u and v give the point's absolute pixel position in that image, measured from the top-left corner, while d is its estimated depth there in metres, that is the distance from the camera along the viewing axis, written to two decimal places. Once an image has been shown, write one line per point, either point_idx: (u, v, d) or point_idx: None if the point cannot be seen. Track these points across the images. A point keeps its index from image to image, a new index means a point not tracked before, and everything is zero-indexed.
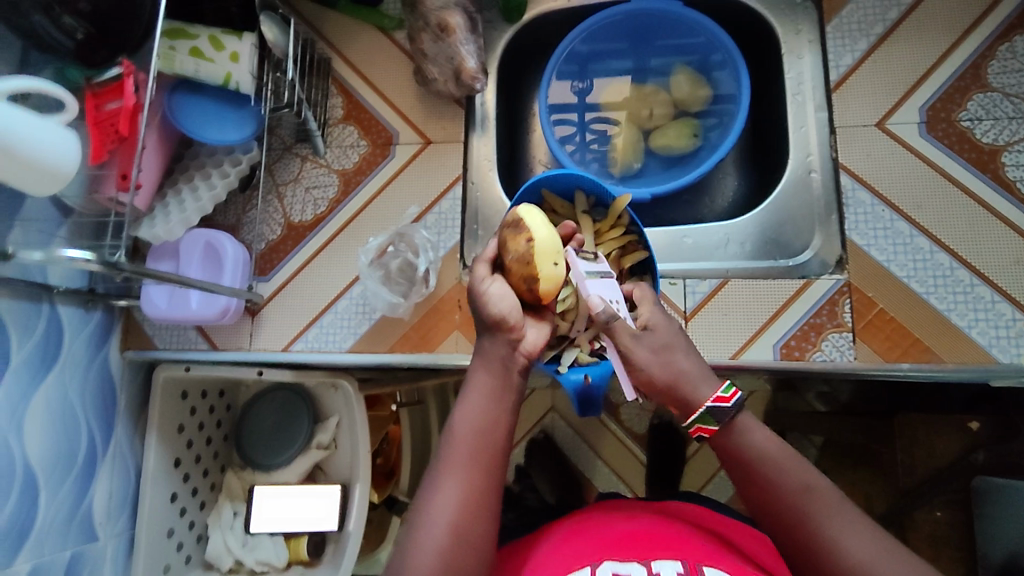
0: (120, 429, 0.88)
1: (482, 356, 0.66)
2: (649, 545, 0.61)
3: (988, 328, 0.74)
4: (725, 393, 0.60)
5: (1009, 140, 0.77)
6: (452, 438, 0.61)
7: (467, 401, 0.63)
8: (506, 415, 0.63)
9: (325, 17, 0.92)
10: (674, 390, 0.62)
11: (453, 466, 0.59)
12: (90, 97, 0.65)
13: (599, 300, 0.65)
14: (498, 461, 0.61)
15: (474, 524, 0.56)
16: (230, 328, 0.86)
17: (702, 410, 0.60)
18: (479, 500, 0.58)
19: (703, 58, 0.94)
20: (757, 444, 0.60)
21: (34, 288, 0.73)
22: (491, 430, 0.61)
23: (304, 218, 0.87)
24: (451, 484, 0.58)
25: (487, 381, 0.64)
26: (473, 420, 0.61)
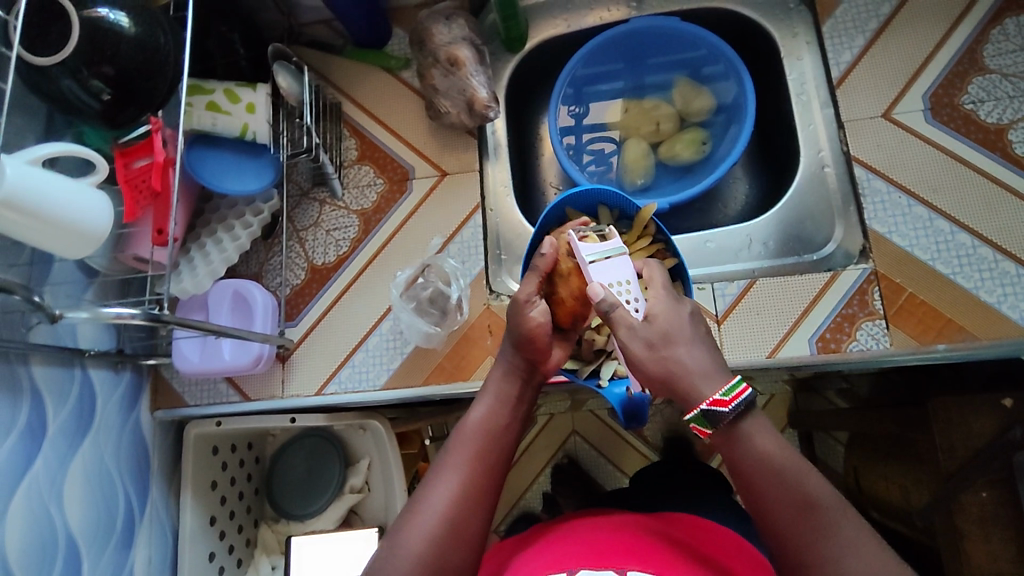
0: (154, 490, 0.86)
1: (503, 365, 0.70)
2: (630, 554, 0.60)
3: (1018, 303, 0.74)
4: (724, 396, 0.56)
5: (1013, 118, 0.80)
6: (460, 436, 0.65)
7: (478, 405, 0.67)
8: (513, 423, 0.67)
9: (332, 62, 0.94)
10: (675, 387, 0.58)
11: (456, 459, 0.63)
12: (118, 156, 0.65)
13: (600, 289, 0.64)
14: (501, 463, 0.64)
15: (468, 517, 0.59)
16: (261, 377, 0.85)
17: (696, 411, 0.57)
18: (476, 494, 0.61)
19: (693, 68, 0.96)
20: (761, 451, 0.55)
21: (66, 352, 0.72)
22: (499, 434, 0.65)
23: (327, 260, 0.87)
24: (452, 475, 0.61)
25: (501, 388, 0.68)
26: (482, 422, 0.66)
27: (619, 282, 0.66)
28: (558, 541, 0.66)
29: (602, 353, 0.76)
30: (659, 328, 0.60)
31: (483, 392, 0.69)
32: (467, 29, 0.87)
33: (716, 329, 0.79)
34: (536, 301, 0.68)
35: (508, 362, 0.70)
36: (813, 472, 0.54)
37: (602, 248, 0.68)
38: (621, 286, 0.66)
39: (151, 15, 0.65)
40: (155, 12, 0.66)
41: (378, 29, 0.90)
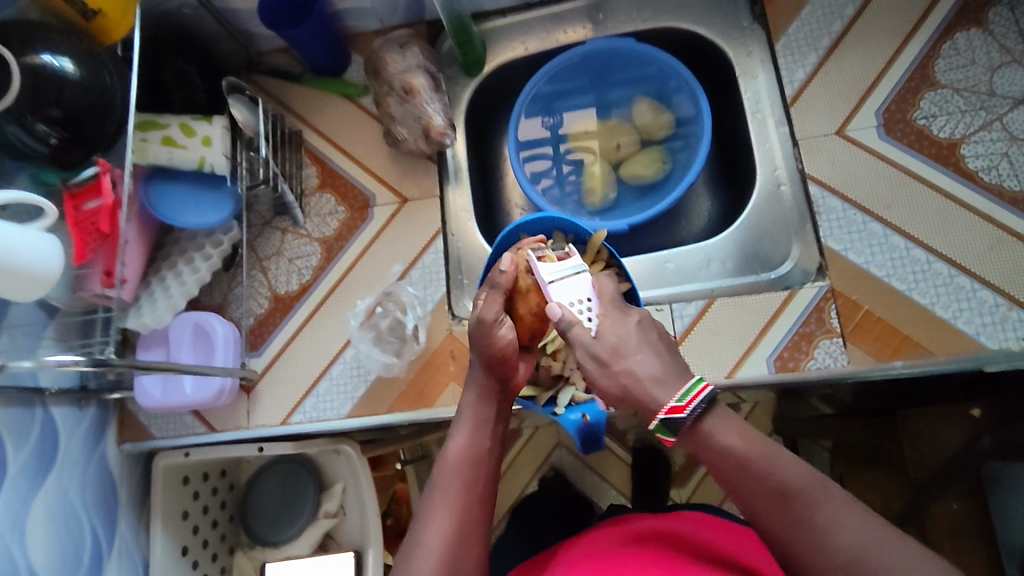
0: (123, 523, 0.86)
1: (473, 387, 0.70)
2: (635, 568, 0.61)
3: (973, 317, 0.75)
4: (680, 401, 0.57)
5: (965, 133, 0.80)
6: (443, 469, 0.65)
7: (459, 433, 0.67)
8: (494, 446, 0.68)
9: (291, 90, 0.94)
10: (632, 399, 0.61)
11: (444, 496, 0.63)
12: (68, 198, 0.66)
13: (558, 308, 0.67)
14: (487, 490, 0.65)
15: (464, 554, 0.60)
16: (226, 409, 0.85)
17: (656, 421, 0.58)
18: (469, 530, 0.62)
19: (660, 84, 0.96)
20: (727, 447, 0.56)
21: (26, 393, 0.72)
22: (481, 462, 0.66)
23: (290, 289, 0.88)
24: (441, 514, 0.62)
25: (480, 412, 0.69)
26: (463, 452, 0.66)
27: (578, 299, 0.68)
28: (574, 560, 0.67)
29: (560, 379, 0.77)
30: (609, 342, 0.63)
31: (459, 418, 0.69)
32: (422, 56, 0.88)
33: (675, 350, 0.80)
34: (504, 319, 0.70)
35: (481, 390, 0.70)
36: (781, 456, 0.54)
37: (562, 266, 0.71)
38: (581, 303, 0.68)
39: (95, 57, 0.66)
40: (100, 53, 0.67)
41: (336, 58, 0.91)
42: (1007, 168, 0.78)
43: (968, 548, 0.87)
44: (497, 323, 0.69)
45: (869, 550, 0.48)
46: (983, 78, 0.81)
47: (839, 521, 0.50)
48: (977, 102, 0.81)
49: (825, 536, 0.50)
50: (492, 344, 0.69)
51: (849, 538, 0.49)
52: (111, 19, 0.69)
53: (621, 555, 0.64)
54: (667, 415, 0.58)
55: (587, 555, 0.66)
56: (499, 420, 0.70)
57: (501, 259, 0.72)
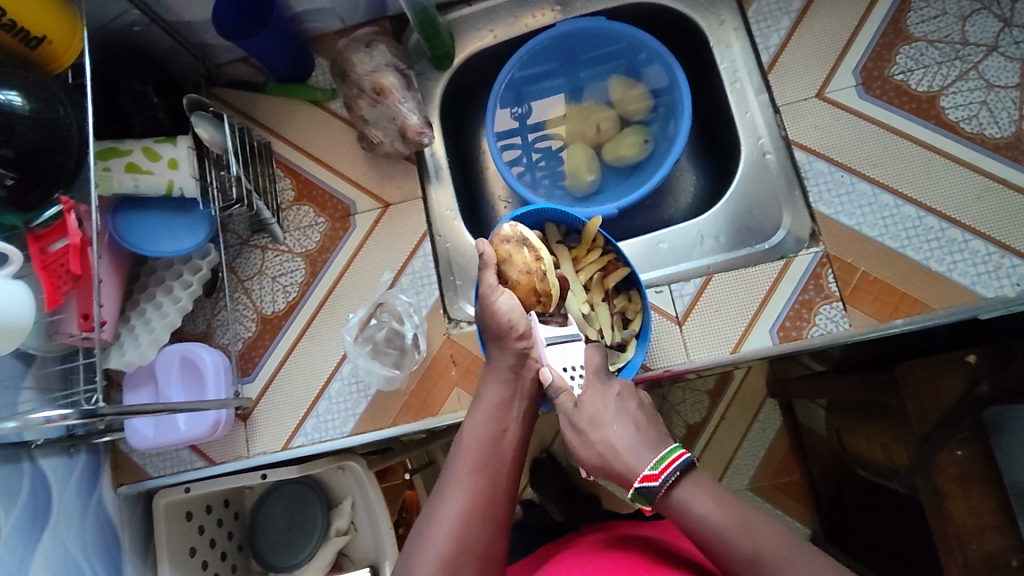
0: (129, 568, 0.82)
1: (489, 369, 0.71)
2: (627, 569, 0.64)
3: (967, 268, 0.75)
4: (654, 470, 0.60)
5: (943, 84, 0.80)
6: (459, 452, 0.67)
7: (474, 416, 0.69)
8: (510, 427, 0.69)
9: (255, 100, 0.90)
10: (611, 469, 0.62)
11: (457, 476, 0.65)
12: (33, 241, 0.62)
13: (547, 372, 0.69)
14: (503, 470, 0.66)
15: (478, 528, 0.62)
16: (224, 440, 0.82)
17: (634, 488, 0.60)
18: (483, 507, 0.63)
19: (630, 61, 0.94)
20: (698, 516, 0.57)
21: (11, 449, 0.68)
22: (496, 443, 0.67)
23: (277, 308, 0.85)
24: (456, 494, 0.63)
25: (494, 394, 0.70)
26: (478, 433, 0.68)
27: (571, 364, 0.69)
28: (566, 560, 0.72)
29: None
30: (589, 413, 0.65)
31: (477, 402, 0.71)
32: (390, 54, 0.85)
33: (679, 331, 0.79)
34: (498, 291, 0.70)
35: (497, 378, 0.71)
36: (755, 524, 0.56)
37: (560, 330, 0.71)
38: (572, 369, 0.69)
39: (45, 88, 0.62)
40: (50, 84, 0.63)
41: (300, 64, 0.87)
42: (987, 116, 0.78)
43: (978, 493, 0.81)
44: (495, 294, 0.70)
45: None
46: (955, 28, 0.81)
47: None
48: (952, 52, 0.81)
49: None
50: (492, 315, 0.70)
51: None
52: (58, 45, 0.65)
53: (615, 555, 0.68)
54: (641, 483, 0.60)
55: (577, 561, 0.69)
56: (529, 398, 0.71)
57: (477, 245, 0.72)
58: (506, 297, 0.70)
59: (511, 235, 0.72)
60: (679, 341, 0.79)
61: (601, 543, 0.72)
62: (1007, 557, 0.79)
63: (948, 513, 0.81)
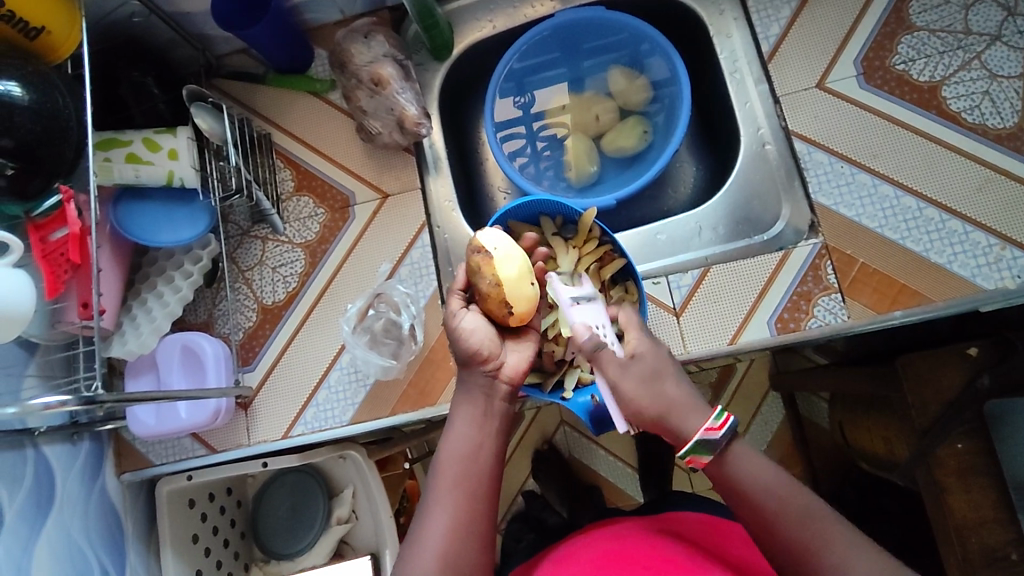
0: (132, 554, 0.83)
1: (462, 386, 0.69)
2: (626, 566, 0.64)
3: (968, 260, 0.74)
4: (715, 422, 0.60)
5: (945, 74, 0.79)
6: (437, 472, 0.65)
7: (452, 432, 0.67)
8: (490, 441, 0.67)
9: (255, 92, 0.90)
10: (668, 422, 0.62)
11: (439, 499, 0.64)
12: (33, 231, 0.63)
13: (582, 328, 0.64)
14: (485, 487, 0.65)
15: (463, 553, 0.61)
16: (225, 428, 0.83)
17: (688, 446, 0.60)
18: (466, 529, 0.62)
19: (631, 51, 0.94)
20: (751, 476, 0.59)
21: (14, 435, 0.69)
22: (475, 461, 0.65)
23: (277, 298, 0.85)
24: (438, 520, 0.62)
25: (471, 409, 0.68)
26: (456, 452, 0.65)
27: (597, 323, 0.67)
28: (566, 560, 0.70)
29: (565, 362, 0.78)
30: (648, 366, 0.63)
31: (452, 417, 0.68)
32: (388, 45, 0.85)
33: (676, 322, 0.79)
34: (458, 313, 0.70)
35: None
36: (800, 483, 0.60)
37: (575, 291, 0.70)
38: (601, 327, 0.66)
39: (44, 78, 0.62)
40: (49, 74, 0.63)
41: (299, 55, 0.88)
42: (989, 107, 0.78)
43: (978, 486, 0.81)
44: (456, 317, 0.70)
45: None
46: (958, 17, 0.80)
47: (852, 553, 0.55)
48: (954, 42, 0.80)
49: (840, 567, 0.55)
50: (459, 340, 0.69)
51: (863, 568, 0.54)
52: (57, 36, 0.66)
53: (613, 549, 0.68)
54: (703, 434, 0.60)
55: (577, 556, 0.69)
56: (504, 413, 0.70)
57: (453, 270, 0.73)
58: (471, 319, 0.69)
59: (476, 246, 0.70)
60: (676, 332, 0.79)
61: (599, 537, 0.72)
62: (1007, 550, 0.78)
63: (948, 506, 0.81)
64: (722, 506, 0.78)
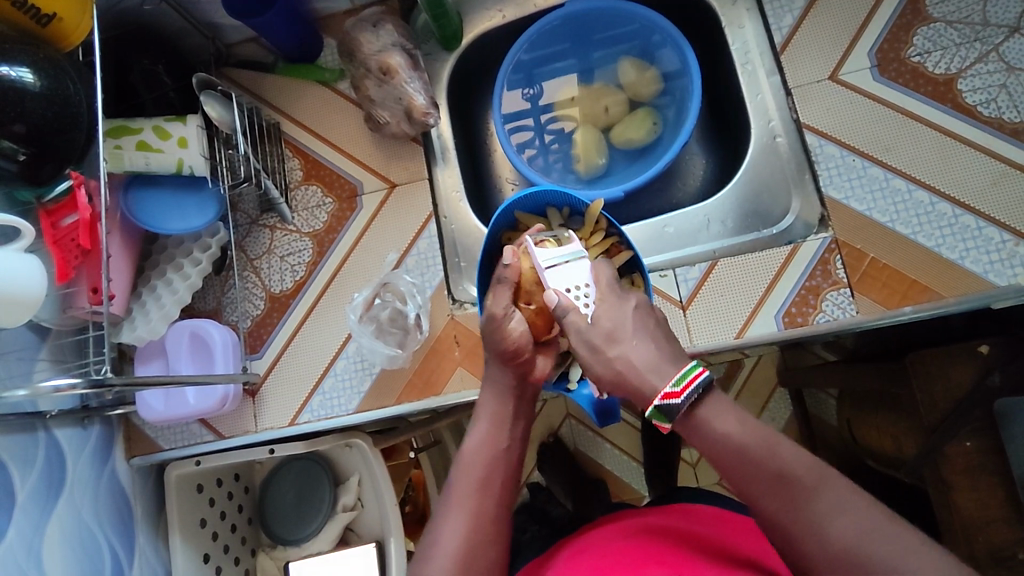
0: (141, 537, 0.85)
1: (490, 382, 0.71)
2: (631, 561, 0.64)
3: (980, 256, 0.73)
4: (675, 387, 0.57)
5: (960, 67, 0.78)
6: (460, 467, 0.67)
7: (478, 430, 0.68)
8: (515, 443, 0.69)
9: (265, 81, 0.91)
10: (628, 386, 0.60)
11: (462, 494, 0.64)
12: (44, 217, 0.63)
13: (554, 293, 0.67)
14: (507, 487, 0.66)
15: (482, 549, 0.62)
16: (232, 415, 0.84)
17: (653, 407, 0.58)
18: (489, 526, 0.63)
19: (643, 42, 0.93)
20: (721, 434, 0.55)
21: (26, 418, 0.70)
22: (499, 459, 0.67)
23: (285, 287, 0.86)
24: (461, 511, 0.63)
25: (497, 410, 0.69)
26: (483, 448, 0.67)
27: (575, 285, 0.68)
28: (576, 556, 0.70)
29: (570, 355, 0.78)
30: (604, 328, 0.63)
31: (477, 415, 0.70)
32: (396, 34, 0.85)
33: (682, 315, 0.79)
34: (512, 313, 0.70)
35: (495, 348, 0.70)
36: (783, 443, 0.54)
37: (559, 252, 0.70)
38: (577, 289, 0.68)
39: (54, 64, 0.63)
40: (60, 61, 0.64)
41: (309, 43, 0.88)
42: (1006, 100, 0.76)
43: (986, 484, 0.80)
44: (507, 317, 0.70)
45: (867, 542, 0.49)
46: (975, 8, 0.79)
47: (835, 510, 0.51)
48: (971, 34, 0.79)
49: (819, 527, 0.51)
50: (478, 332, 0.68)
51: (846, 527, 0.50)
52: (68, 23, 0.66)
53: (619, 546, 0.68)
54: (661, 400, 0.57)
55: (584, 555, 0.69)
56: (525, 414, 0.71)
57: (504, 253, 0.72)
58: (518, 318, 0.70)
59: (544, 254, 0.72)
60: (683, 325, 0.79)
61: (607, 534, 0.72)
62: (1014, 549, 0.78)
63: (954, 504, 0.80)
64: (726, 501, 0.78)
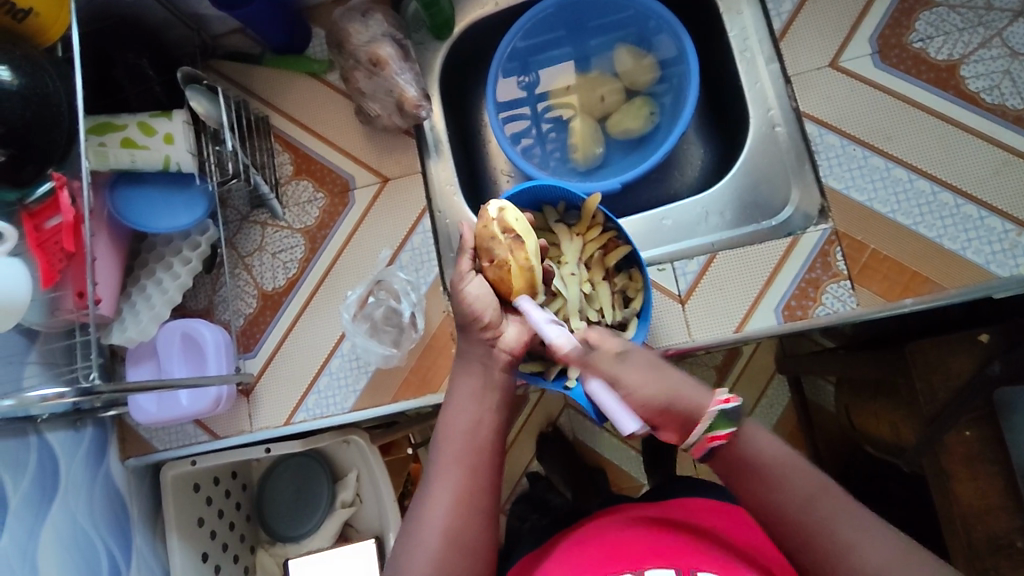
0: (138, 538, 0.84)
1: (462, 361, 0.70)
2: (636, 553, 0.63)
3: (982, 247, 0.72)
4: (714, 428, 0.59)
5: (963, 53, 0.76)
6: (440, 444, 0.66)
7: (454, 406, 0.67)
8: (491, 415, 0.67)
9: (252, 73, 0.89)
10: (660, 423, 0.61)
11: (442, 471, 0.64)
12: (28, 219, 0.62)
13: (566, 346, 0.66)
14: (487, 460, 0.65)
15: (465, 525, 0.62)
16: (226, 415, 0.82)
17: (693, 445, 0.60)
18: (469, 501, 0.62)
19: (640, 29, 0.91)
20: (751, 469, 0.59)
21: (17, 423, 0.69)
22: (476, 433, 0.66)
23: (277, 285, 0.84)
24: (440, 489, 0.63)
25: (471, 384, 0.68)
26: (460, 425, 0.66)
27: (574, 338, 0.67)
28: (576, 543, 0.69)
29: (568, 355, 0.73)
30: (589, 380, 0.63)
31: (453, 392, 0.69)
32: (386, 24, 0.83)
33: (681, 309, 0.78)
34: (469, 277, 0.68)
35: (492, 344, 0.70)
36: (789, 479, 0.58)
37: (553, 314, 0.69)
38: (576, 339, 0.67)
39: (32, 63, 0.61)
40: (38, 58, 0.62)
41: (297, 34, 0.86)
42: (1009, 86, 0.75)
43: (984, 473, 0.79)
44: (465, 280, 0.68)
45: None
46: None
47: None
48: (974, 18, 0.77)
49: None
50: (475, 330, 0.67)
51: None
52: (47, 17, 0.64)
53: (619, 535, 0.66)
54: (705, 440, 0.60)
55: (586, 539, 0.69)
56: (505, 387, 0.69)
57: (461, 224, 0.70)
58: (478, 283, 0.68)
59: (507, 227, 0.68)
60: (680, 319, 0.78)
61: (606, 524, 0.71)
62: (1012, 537, 0.77)
63: (953, 493, 0.80)
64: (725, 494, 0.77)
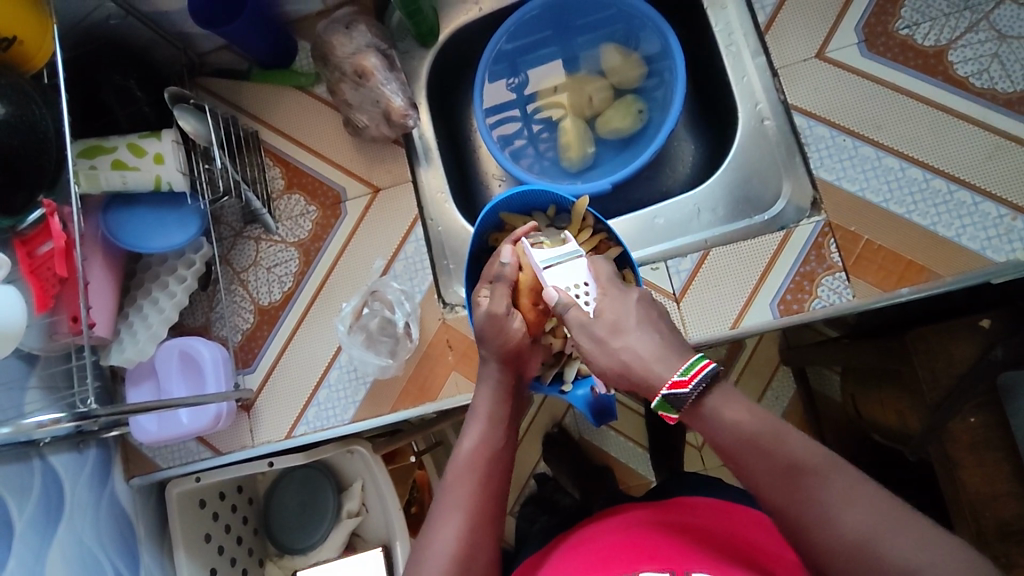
0: (145, 556, 0.84)
1: (486, 383, 0.69)
2: (632, 556, 0.61)
3: (977, 233, 0.72)
4: (682, 376, 0.53)
5: (950, 39, 0.76)
6: (456, 467, 0.64)
7: (474, 429, 0.66)
8: (507, 443, 0.67)
9: (241, 89, 0.89)
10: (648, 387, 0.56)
11: (456, 495, 0.62)
12: (20, 246, 0.63)
13: (553, 291, 0.63)
14: (501, 488, 0.64)
15: (475, 552, 0.60)
16: (228, 430, 0.83)
17: (660, 396, 0.54)
18: (481, 529, 0.61)
19: (627, 27, 0.91)
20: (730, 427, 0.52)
21: (18, 448, 0.69)
22: (495, 459, 0.65)
23: (273, 299, 0.85)
24: (456, 513, 0.61)
25: (489, 409, 0.67)
26: (480, 449, 0.65)
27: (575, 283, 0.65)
28: (574, 549, 0.68)
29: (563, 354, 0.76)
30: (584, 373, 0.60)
31: (473, 415, 0.68)
32: (370, 34, 0.83)
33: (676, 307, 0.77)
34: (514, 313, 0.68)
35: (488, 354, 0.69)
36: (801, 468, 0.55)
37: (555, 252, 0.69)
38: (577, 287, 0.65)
39: (18, 90, 0.61)
40: (25, 86, 0.63)
41: (283, 49, 0.86)
42: (998, 70, 0.74)
43: (991, 459, 0.79)
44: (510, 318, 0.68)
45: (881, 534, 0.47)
46: None
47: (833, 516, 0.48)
48: (960, 3, 0.76)
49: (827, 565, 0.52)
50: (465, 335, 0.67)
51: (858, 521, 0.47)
52: (30, 45, 0.65)
53: (618, 540, 0.65)
54: (669, 390, 0.53)
55: (589, 540, 0.68)
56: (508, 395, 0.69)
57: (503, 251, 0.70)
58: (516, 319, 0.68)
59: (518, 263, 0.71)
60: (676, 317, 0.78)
61: (608, 527, 0.70)
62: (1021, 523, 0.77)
63: (960, 480, 0.79)
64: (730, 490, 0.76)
